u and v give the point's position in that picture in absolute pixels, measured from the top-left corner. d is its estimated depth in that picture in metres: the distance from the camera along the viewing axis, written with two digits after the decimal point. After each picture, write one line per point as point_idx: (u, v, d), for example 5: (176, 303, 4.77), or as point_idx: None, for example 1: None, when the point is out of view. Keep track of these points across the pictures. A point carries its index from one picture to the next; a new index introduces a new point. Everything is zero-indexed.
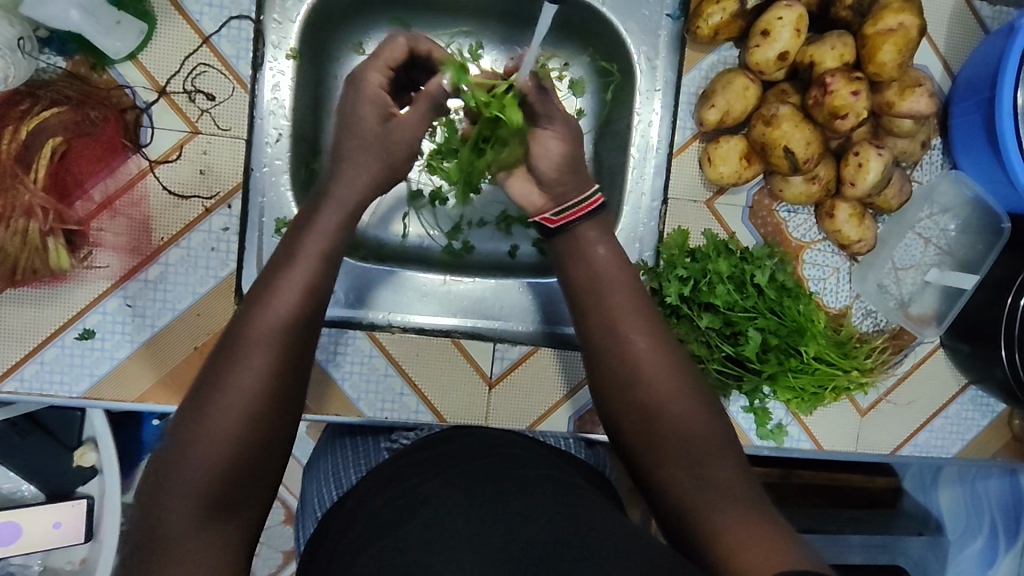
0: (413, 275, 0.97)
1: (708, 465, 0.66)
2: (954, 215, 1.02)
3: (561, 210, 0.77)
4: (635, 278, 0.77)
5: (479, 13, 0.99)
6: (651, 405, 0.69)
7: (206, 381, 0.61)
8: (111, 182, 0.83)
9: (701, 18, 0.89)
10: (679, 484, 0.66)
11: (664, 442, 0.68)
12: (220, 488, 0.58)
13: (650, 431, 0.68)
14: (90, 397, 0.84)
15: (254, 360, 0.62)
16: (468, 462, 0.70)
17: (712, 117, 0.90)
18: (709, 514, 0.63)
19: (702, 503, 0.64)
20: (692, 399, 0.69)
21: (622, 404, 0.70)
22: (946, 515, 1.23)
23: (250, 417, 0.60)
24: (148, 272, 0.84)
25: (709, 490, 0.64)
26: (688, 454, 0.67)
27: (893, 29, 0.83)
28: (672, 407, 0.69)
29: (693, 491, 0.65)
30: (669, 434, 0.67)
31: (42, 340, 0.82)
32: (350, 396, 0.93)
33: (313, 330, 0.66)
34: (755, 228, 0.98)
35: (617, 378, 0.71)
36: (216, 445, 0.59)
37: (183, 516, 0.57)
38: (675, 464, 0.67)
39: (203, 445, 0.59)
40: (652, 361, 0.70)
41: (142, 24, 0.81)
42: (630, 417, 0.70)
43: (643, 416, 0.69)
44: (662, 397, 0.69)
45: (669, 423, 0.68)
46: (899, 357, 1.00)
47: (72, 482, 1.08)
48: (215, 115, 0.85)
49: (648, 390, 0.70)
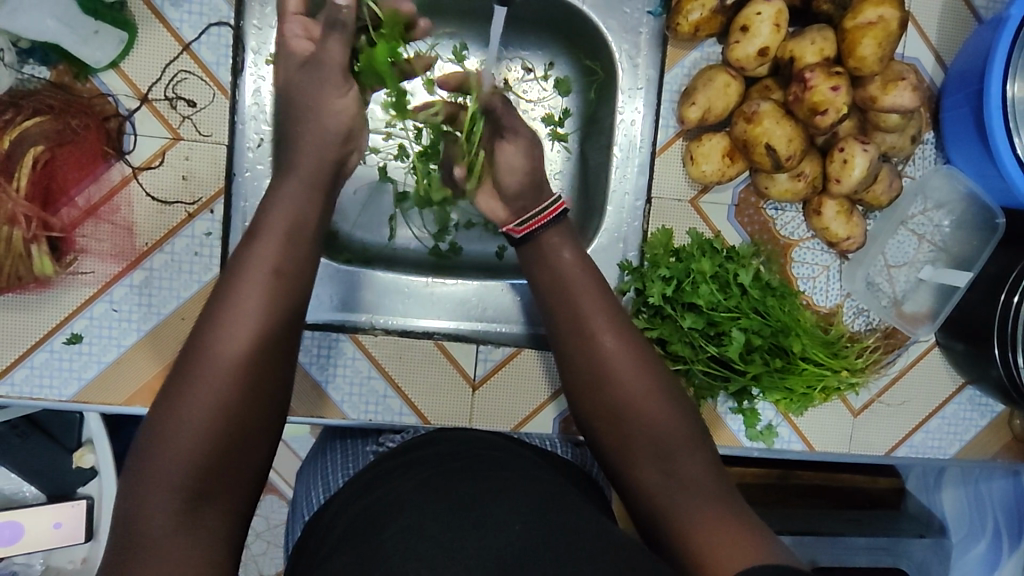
0: (398, 278, 0.98)
1: (682, 465, 0.67)
2: (948, 211, 0.99)
3: (524, 219, 0.81)
4: (602, 281, 0.78)
5: (461, 14, 0.99)
6: (625, 407, 0.70)
7: (178, 386, 0.62)
8: (95, 189, 0.84)
9: (680, 14, 0.87)
10: (654, 485, 0.67)
11: (638, 444, 0.69)
12: (190, 485, 0.58)
13: (623, 432, 0.69)
14: (79, 400, 0.86)
15: (224, 366, 0.63)
16: (446, 466, 0.70)
17: (693, 115, 0.89)
18: (684, 513, 0.64)
19: (676, 502, 0.65)
20: (665, 399, 0.71)
21: (595, 407, 0.72)
22: (949, 517, 1.18)
23: (217, 412, 0.61)
24: (133, 278, 0.85)
25: (684, 490, 0.65)
26: (663, 455, 0.68)
27: (873, 21, 0.82)
28: (642, 408, 0.70)
29: (668, 491, 0.66)
30: (643, 435, 0.69)
31: (31, 345, 0.84)
32: (334, 399, 0.93)
33: (284, 335, 0.67)
34: (741, 227, 0.96)
35: (590, 383, 0.72)
36: (183, 447, 0.60)
37: (153, 513, 0.57)
38: (647, 465, 0.68)
39: (170, 445, 0.59)
40: (625, 365, 0.72)
41: (121, 33, 0.82)
42: (603, 420, 0.71)
43: (617, 419, 0.70)
44: (635, 400, 0.70)
45: (642, 424, 0.69)
46: (891, 356, 0.98)
47: (72, 484, 1.09)
48: (197, 121, 0.86)
49: (619, 392, 0.71)
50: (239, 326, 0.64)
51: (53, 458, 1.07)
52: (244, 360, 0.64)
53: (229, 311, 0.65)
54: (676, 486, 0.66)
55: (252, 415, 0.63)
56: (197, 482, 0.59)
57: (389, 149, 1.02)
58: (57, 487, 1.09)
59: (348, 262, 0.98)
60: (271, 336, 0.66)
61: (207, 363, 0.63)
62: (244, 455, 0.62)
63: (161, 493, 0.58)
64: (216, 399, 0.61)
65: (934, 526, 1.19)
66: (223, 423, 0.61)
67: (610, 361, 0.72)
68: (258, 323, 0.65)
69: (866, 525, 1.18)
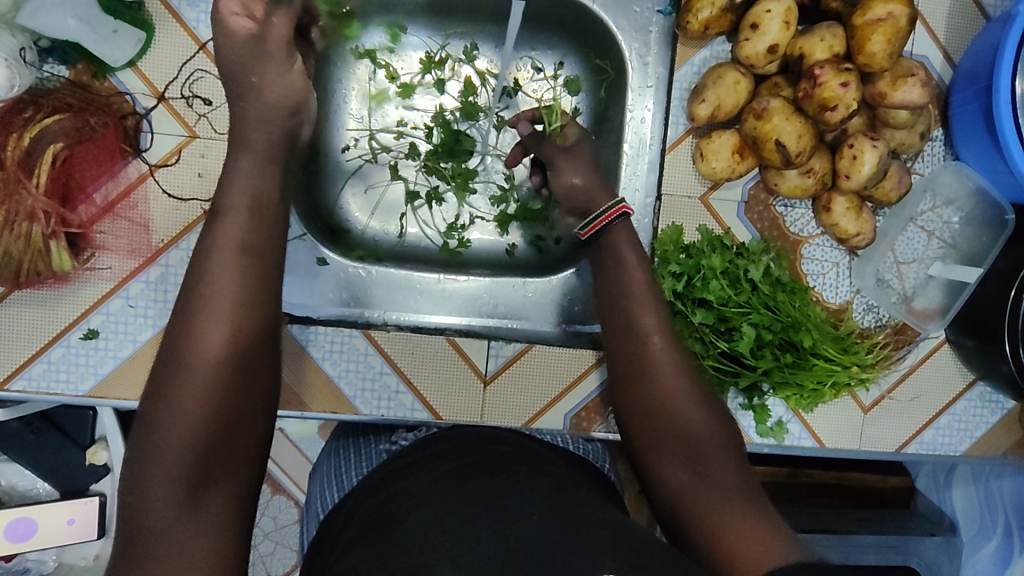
0: (410, 275, 0.99)
1: (710, 467, 0.68)
2: (958, 207, 1.00)
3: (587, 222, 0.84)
4: (613, 278, 0.79)
5: (472, 13, 1.00)
6: (658, 404, 0.71)
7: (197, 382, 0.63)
8: (112, 187, 0.86)
9: (690, 13, 0.88)
10: (682, 484, 0.67)
11: (670, 443, 0.69)
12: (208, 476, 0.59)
13: (656, 431, 0.70)
14: (95, 396, 0.87)
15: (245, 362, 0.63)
16: (462, 460, 0.70)
17: (703, 112, 0.89)
18: (709, 511, 0.64)
19: (702, 502, 0.65)
20: (701, 402, 0.71)
21: (632, 401, 0.73)
22: (959, 515, 1.18)
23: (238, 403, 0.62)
24: (148, 274, 0.86)
25: (710, 489, 0.66)
26: (692, 456, 0.68)
27: (882, 18, 0.82)
28: (677, 408, 0.70)
29: (695, 492, 0.66)
30: (674, 433, 0.70)
31: (48, 340, 0.85)
32: (347, 395, 0.94)
33: None
34: (751, 223, 0.97)
35: (632, 382, 0.73)
36: (203, 443, 0.60)
37: (173, 504, 0.58)
38: (677, 464, 0.69)
39: (192, 440, 0.60)
40: (666, 363, 0.73)
41: (140, 32, 0.84)
42: (639, 416, 0.72)
43: (652, 418, 0.71)
44: (671, 398, 0.71)
45: (675, 423, 0.70)
46: (901, 352, 0.99)
47: (85, 482, 1.10)
48: (212, 120, 0.87)
49: (656, 393, 0.71)
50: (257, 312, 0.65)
51: (66, 455, 1.08)
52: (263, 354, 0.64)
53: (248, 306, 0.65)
54: (704, 487, 0.66)
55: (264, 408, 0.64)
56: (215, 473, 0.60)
57: (400, 148, 1.04)
58: (71, 483, 1.10)
59: (360, 259, 0.99)
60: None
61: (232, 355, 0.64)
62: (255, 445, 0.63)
63: (180, 483, 0.58)
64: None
65: (945, 525, 1.19)
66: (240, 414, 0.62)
67: (656, 360, 0.73)
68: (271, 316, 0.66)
69: (876, 524, 1.18)
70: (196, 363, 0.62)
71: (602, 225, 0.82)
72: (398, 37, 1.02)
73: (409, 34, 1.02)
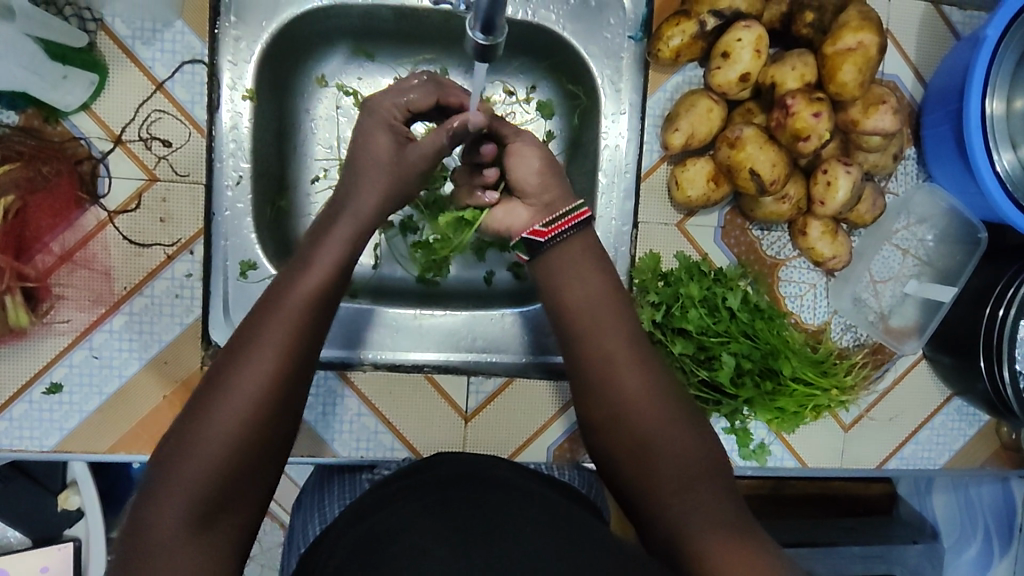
0: (386, 310, 0.95)
1: (701, 489, 0.62)
2: (932, 225, 1.00)
3: (551, 220, 0.77)
4: (613, 313, 0.73)
5: (440, 41, 0.97)
6: (636, 427, 0.66)
7: (188, 420, 0.57)
8: (70, 235, 0.82)
9: (661, 41, 0.87)
10: (673, 509, 0.62)
11: (662, 470, 0.64)
12: (189, 523, 0.54)
13: (646, 459, 0.65)
14: (62, 451, 0.84)
15: (240, 408, 0.57)
16: (440, 491, 0.66)
17: (677, 140, 0.88)
18: (690, 529, 0.60)
19: (692, 526, 0.60)
20: (695, 430, 0.66)
21: (615, 436, 0.67)
22: (940, 521, 1.21)
23: (230, 452, 0.56)
24: (112, 323, 0.84)
25: (700, 513, 0.61)
26: (683, 481, 0.63)
27: (852, 47, 0.82)
28: (669, 436, 0.65)
29: (685, 518, 0.61)
30: (662, 461, 0.64)
31: (10, 396, 0.82)
32: (325, 436, 0.93)
33: (301, 388, 0.61)
34: (728, 248, 0.96)
35: (610, 408, 0.68)
36: (189, 486, 0.55)
37: (153, 541, 0.53)
38: (665, 490, 0.63)
39: (180, 483, 0.55)
40: (658, 402, 0.67)
41: (92, 75, 0.81)
42: (625, 447, 0.67)
43: (641, 444, 0.66)
44: (657, 425, 0.66)
45: (662, 446, 0.65)
46: (879, 372, 1.00)
47: (58, 527, 1.07)
48: (172, 162, 0.85)
49: (648, 432, 0.66)
50: (265, 350, 0.59)
51: (37, 501, 1.05)
52: (270, 398, 0.58)
53: (246, 350, 0.59)
54: (694, 509, 0.61)
55: (261, 463, 0.58)
56: (206, 505, 0.55)
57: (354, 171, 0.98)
58: (43, 530, 1.07)
59: (354, 297, 0.98)
60: (297, 369, 0.60)
61: (199, 398, 0.58)
62: (248, 489, 0.57)
63: (161, 526, 0.53)
64: (220, 419, 0.56)
65: (926, 531, 1.21)
66: (223, 461, 0.56)
67: None
68: (280, 358, 0.59)
69: (858, 534, 1.18)
70: (205, 408, 0.57)
71: (564, 230, 0.77)
72: (364, 64, 0.99)
73: (377, 64, 0.99)
